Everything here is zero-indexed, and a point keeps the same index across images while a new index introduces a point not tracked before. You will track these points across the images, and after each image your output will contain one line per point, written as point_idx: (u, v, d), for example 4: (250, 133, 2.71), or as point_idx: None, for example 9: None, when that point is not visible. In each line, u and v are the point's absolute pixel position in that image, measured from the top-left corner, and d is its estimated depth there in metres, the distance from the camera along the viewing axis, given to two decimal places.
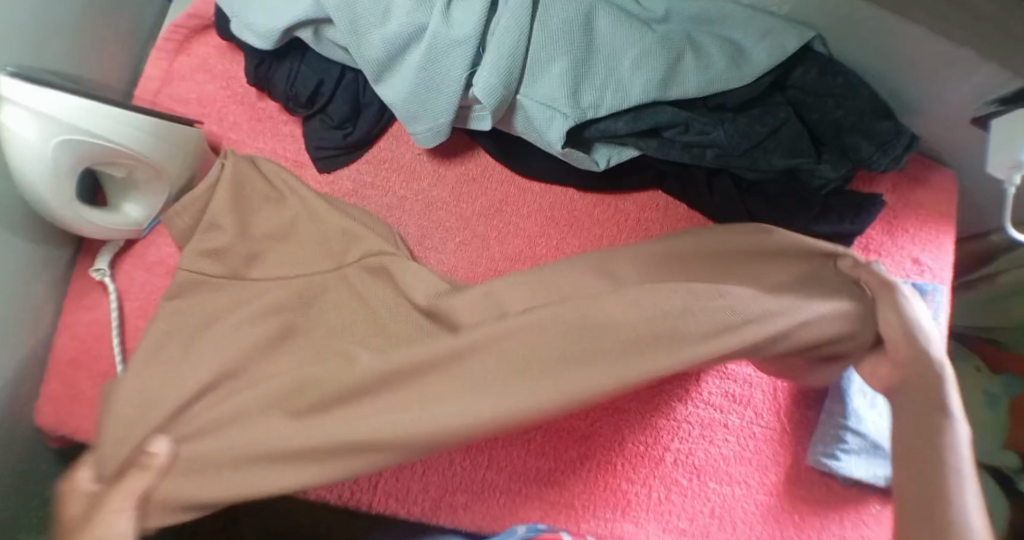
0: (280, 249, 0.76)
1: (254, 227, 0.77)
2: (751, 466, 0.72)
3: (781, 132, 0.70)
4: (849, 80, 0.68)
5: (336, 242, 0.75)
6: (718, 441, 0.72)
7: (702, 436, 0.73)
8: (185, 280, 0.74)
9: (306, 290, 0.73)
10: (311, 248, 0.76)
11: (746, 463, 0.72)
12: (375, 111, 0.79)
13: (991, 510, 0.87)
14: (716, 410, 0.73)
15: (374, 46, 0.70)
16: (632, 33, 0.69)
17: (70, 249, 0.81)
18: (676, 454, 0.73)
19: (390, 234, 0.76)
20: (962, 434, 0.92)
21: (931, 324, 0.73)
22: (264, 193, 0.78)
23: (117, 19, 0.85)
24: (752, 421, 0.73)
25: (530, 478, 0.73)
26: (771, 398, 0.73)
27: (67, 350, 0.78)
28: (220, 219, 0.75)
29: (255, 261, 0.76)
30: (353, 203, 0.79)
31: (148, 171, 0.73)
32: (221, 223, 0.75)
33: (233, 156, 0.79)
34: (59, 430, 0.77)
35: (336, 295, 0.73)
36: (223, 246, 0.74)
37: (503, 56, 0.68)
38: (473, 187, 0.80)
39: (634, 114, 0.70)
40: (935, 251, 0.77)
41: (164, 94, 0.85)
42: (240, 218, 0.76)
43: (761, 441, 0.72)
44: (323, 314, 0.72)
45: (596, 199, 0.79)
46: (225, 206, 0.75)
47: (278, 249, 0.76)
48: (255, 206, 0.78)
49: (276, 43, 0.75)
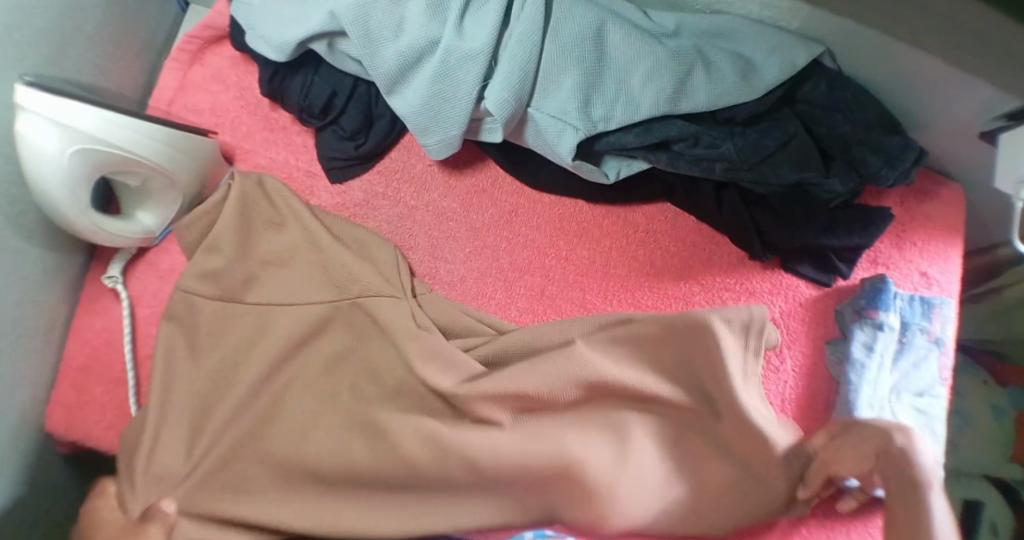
0: (281, 272, 0.77)
1: (255, 249, 0.78)
2: None
3: (790, 145, 0.70)
4: (857, 94, 0.69)
5: (332, 273, 0.75)
6: None
7: None
8: (183, 300, 0.76)
9: (307, 319, 0.75)
10: (308, 278, 0.76)
11: None
12: (387, 122, 0.80)
13: (994, 521, 0.87)
14: None
15: (387, 59, 0.71)
16: (643, 47, 0.69)
17: (84, 257, 0.82)
18: None
19: (392, 260, 0.76)
20: (965, 448, 0.93)
21: (938, 338, 0.73)
22: (268, 214, 0.78)
23: (133, 29, 0.86)
24: None
25: None
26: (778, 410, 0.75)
27: (81, 357, 0.79)
28: (222, 239, 0.77)
29: (252, 283, 0.77)
30: (356, 223, 0.80)
31: (162, 181, 0.73)
32: (221, 246, 0.77)
33: (242, 176, 0.79)
34: (71, 436, 0.77)
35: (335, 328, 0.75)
36: (220, 268, 0.76)
37: (514, 70, 0.68)
38: (482, 198, 0.81)
39: (644, 127, 0.70)
40: (944, 265, 0.77)
41: (179, 104, 0.85)
42: (240, 241, 0.77)
43: None
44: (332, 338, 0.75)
45: (605, 210, 0.80)
46: (229, 230, 0.77)
47: (275, 274, 0.77)
48: (259, 227, 0.78)
49: (290, 55, 0.76)
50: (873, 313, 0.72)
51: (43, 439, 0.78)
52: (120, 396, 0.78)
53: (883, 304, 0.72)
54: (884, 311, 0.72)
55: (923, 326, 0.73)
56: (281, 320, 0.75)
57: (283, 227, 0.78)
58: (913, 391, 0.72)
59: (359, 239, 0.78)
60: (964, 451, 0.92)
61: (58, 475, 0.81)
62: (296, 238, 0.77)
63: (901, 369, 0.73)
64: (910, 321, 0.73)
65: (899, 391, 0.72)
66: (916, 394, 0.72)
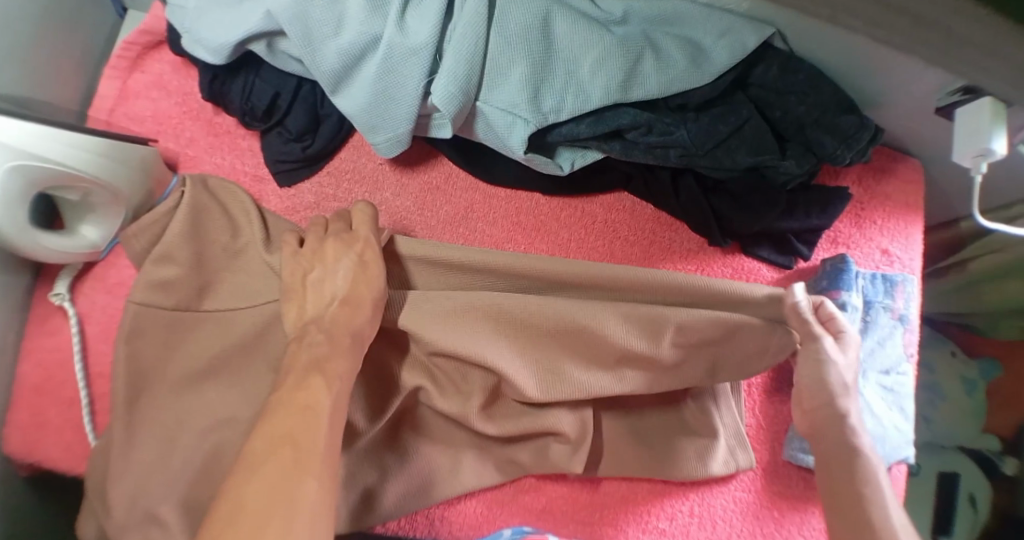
0: (236, 283, 0.74)
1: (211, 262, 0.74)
2: (759, 445, 0.73)
3: (744, 129, 0.69)
4: (810, 76, 0.68)
5: None
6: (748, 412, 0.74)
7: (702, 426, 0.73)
8: (134, 313, 0.72)
9: (263, 331, 0.72)
10: (267, 283, 0.72)
11: (755, 439, 0.74)
12: (335, 122, 0.78)
13: (972, 493, 0.89)
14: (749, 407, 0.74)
15: (330, 58, 0.69)
16: (589, 36, 0.68)
17: (30, 276, 0.80)
18: None
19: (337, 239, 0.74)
20: (939, 421, 0.92)
21: (902, 315, 0.73)
22: (220, 228, 0.74)
23: (68, 38, 0.83)
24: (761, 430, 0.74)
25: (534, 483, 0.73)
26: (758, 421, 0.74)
27: (32, 377, 0.77)
28: (175, 251, 0.73)
29: (209, 295, 0.74)
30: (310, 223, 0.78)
31: (104, 195, 0.71)
32: (175, 256, 0.72)
33: (192, 183, 0.74)
34: (29, 458, 0.75)
35: None
36: (177, 279, 0.73)
37: (460, 65, 0.67)
38: (437, 195, 0.80)
39: (596, 117, 0.69)
40: (905, 242, 0.77)
41: (120, 112, 0.83)
42: (197, 250, 0.73)
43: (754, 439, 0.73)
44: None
45: (563, 202, 0.79)
46: (180, 240, 0.73)
47: (232, 283, 0.74)
48: (211, 239, 0.74)
49: (228, 58, 0.74)
50: (835, 293, 0.72)
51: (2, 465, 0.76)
52: (75, 416, 0.76)
53: (845, 284, 0.72)
54: (847, 291, 0.71)
55: (886, 304, 0.73)
56: (235, 328, 0.72)
57: (241, 235, 0.74)
58: (880, 370, 0.72)
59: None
60: (938, 424, 0.92)
61: (21, 499, 0.79)
62: (248, 245, 0.74)
63: (867, 347, 0.72)
64: (874, 300, 0.73)
65: (865, 370, 0.72)
66: (883, 373, 0.72)
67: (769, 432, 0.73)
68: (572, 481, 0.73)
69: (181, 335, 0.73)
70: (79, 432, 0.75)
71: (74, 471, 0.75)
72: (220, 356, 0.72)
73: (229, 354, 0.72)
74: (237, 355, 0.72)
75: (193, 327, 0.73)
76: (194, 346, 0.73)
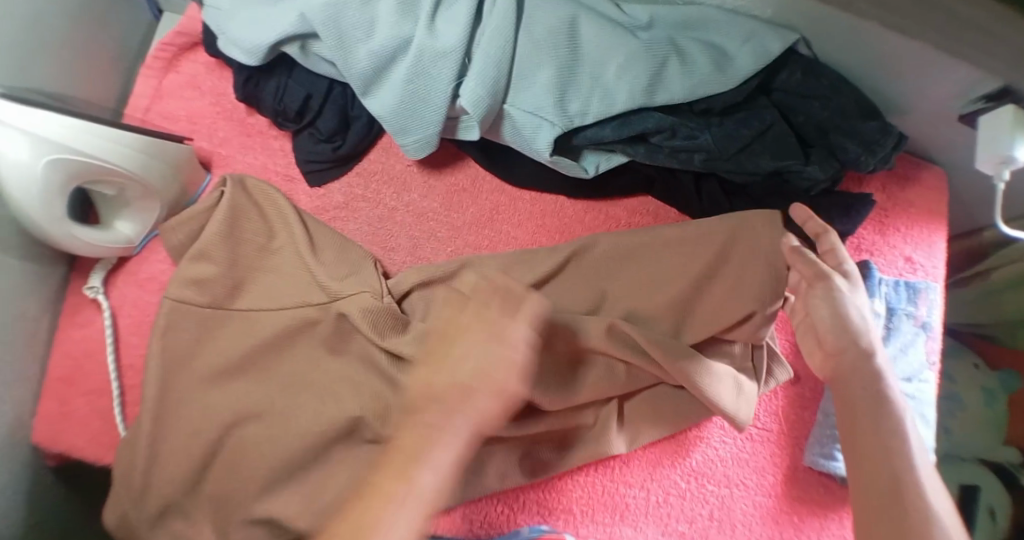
0: (267, 282, 0.75)
1: (241, 257, 0.75)
2: (774, 446, 0.73)
3: (767, 135, 0.70)
4: (834, 81, 0.69)
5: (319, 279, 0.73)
6: (759, 413, 0.74)
7: (728, 432, 0.74)
8: (170, 309, 0.74)
9: (294, 325, 0.73)
10: (298, 283, 0.74)
11: (768, 442, 0.73)
12: (364, 123, 0.80)
13: (991, 505, 0.87)
14: (761, 407, 0.75)
15: (361, 60, 0.71)
16: (616, 40, 0.69)
17: (64, 269, 0.82)
18: (714, 477, 0.73)
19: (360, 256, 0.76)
20: (960, 432, 0.91)
21: (925, 322, 0.74)
22: (257, 229, 0.76)
23: (106, 39, 0.85)
24: (770, 433, 0.74)
25: (554, 481, 0.73)
26: (776, 421, 0.74)
27: (64, 368, 0.78)
28: (211, 249, 0.74)
29: (239, 292, 0.75)
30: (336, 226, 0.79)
31: (139, 190, 0.73)
32: (211, 254, 0.74)
33: (232, 185, 0.76)
34: (58, 448, 0.77)
35: (322, 328, 0.73)
36: (211, 276, 0.74)
37: (488, 67, 0.68)
38: (463, 196, 0.81)
39: (621, 120, 0.70)
40: (928, 250, 0.77)
41: (154, 111, 0.85)
42: (232, 251, 0.75)
43: (759, 441, 0.73)
44: (314, 345, 0.74)
45: (586, 205, 0.80)
46: (218, 240, 0.74)
47: (262, 283, 0.75)
48: (246, 239, 0.76)
49: (262, 59, 0.76)
50: None
51: (31, 454, 0.78)
52: (105, 407, 0.77)
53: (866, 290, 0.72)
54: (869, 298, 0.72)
55: (909, 311, 0.74)
56: (266, 324, 0.74)
57: (274, 239, 0.76)
58: (902, 377, 0.72)
59: (341, 251, 0.76)
60: (959, 435, 0.91)
61: (49, 488, 0.81)
62: (282, 248, 0.76)
63: (889, 354, 0.73)
64: (897, 307, 0.74)
65: None
66: (906, 380, 0.72)
67: (787, 434, 0.74)
68: (594, 482, 0.73)
69: (213, 330, 0.75)
70: (109, 422, 0.77)
71: (102, 461, 0.77)
72: (248, 351, 0.73)
73: (258, 349, 0.73)
74: (266, 350, 0.74)
75: (224, 323, 0.75)
76: (225, 343, 0.74)
